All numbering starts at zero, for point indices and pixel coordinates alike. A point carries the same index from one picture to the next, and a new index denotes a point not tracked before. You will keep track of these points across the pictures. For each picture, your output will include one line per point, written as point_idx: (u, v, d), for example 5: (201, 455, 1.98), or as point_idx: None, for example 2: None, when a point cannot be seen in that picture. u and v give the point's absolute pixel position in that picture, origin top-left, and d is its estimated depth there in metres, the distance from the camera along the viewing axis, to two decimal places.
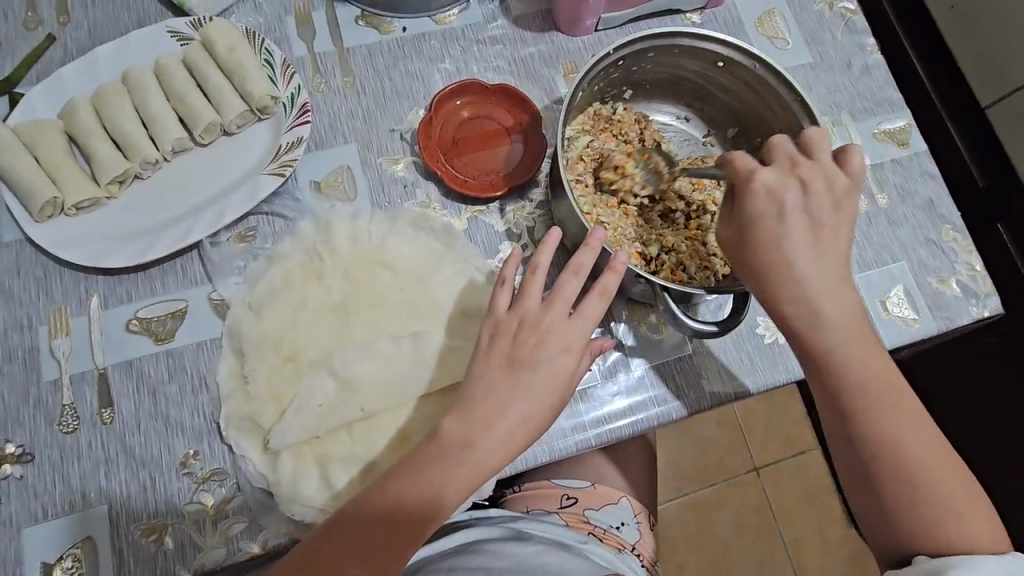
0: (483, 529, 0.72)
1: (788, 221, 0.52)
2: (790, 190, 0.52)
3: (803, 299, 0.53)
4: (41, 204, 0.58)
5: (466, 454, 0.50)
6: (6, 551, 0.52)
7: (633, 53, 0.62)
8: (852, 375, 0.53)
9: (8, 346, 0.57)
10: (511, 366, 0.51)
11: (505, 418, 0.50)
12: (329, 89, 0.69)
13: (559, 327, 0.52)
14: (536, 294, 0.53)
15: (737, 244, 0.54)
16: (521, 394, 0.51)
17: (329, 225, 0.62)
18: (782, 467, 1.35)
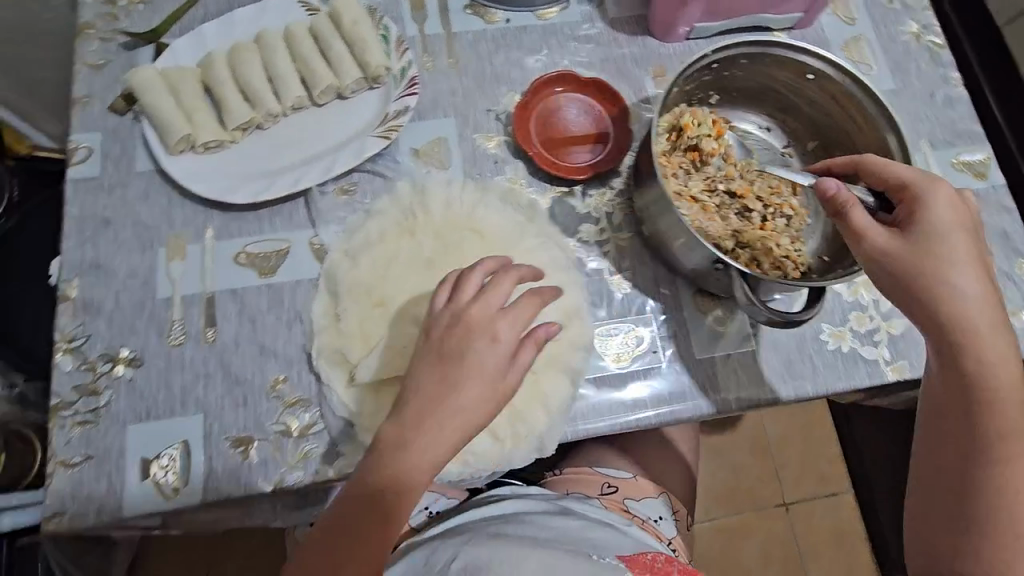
0: (527, 500, 0.77)
1: (953, 242, 0.51)
2: (955, 212, 0.52)
3: (975, 314, 0.51)
4: (176, 139, 0.64)
5: (398, 453, 0.52)
6: (111, 442, 0.57)
7: (727, 58, 0.65)
8: (992, 407, 0.51)
9: (131, 263, 0.63)
10: (441, 354, 0.54)
11: (449, 401, 0.53)
12: (435, 68, 0.74)
13: (479, 318, 0.55)
14: (471, 291, 0.56)
15: (894, 258, 0.52)
16: (454, 385, 0.53)
17: (425, 189, 0.67)
18: (814, 503, 1.33)
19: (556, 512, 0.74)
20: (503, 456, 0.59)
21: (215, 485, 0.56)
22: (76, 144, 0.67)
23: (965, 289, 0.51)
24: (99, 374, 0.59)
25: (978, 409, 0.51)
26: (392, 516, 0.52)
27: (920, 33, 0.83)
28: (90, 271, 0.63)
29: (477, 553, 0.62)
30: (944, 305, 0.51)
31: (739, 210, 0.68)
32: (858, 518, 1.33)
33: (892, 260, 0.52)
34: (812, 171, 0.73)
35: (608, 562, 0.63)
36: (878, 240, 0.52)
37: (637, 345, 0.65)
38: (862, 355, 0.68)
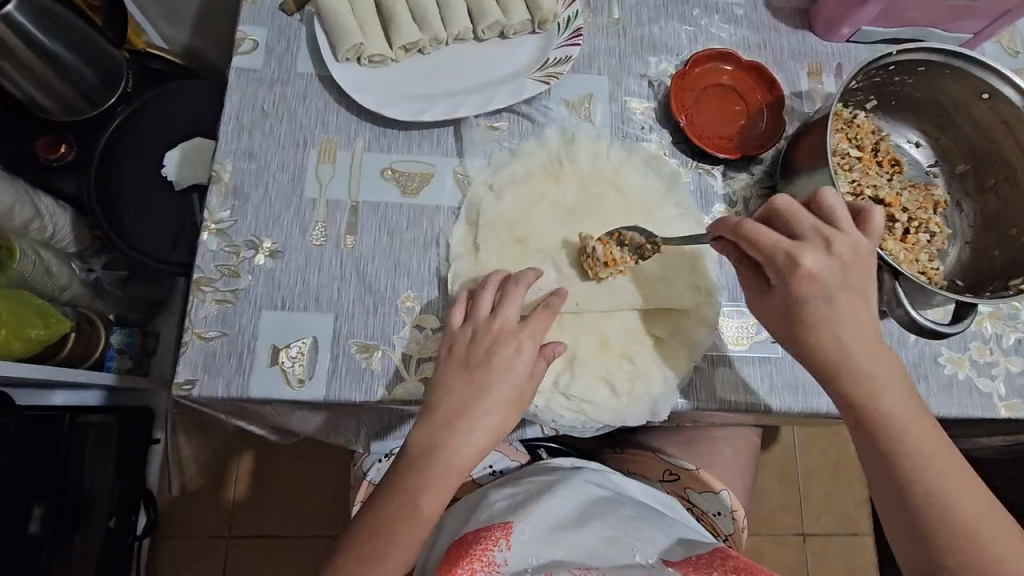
0: (577, 472, 0.73)
1: (839, 298, 0.52)
2: (825, 268, 0.52)
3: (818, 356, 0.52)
4: (347, 46, 0.65)
5: (430, 459, 0.52)
6: (245, 324, 0.58)
7: (907, 62, 0.64)
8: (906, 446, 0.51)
9: (283, 158, 0.64)
10: (467, 367, 0.54)
11: (468, 417, 0.53)
12: (594, 24, 0.74)
13: (508, 328, 0.55)
14: (486, 308, 0.56)
15: (777, 316, 0.54)
16: (482, 390, 0.53)
17: (574, 138, 0.67)
18: (831, 540, 1.32)
19: (604, 494, 0.70)
20: (619, 411, 0.59)
21: (337, 384, 0.57)
22: (244, 35, 0.68)
23: (818, 339, 0.52)
24: (241, 257, 0.60)
25: (880, 430, 0.51)
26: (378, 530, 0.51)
27: None
28: (243, 159, 0.64)
29: (524, 517, 0.62)
30: (834, 356, 0.52)
31: (884, 217, 0.67)
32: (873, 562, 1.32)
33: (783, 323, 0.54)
34: (956, 195, 0.72)
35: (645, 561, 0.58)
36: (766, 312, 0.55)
37: (757, 332, 0.63)
38: (978, 385, 0.66)
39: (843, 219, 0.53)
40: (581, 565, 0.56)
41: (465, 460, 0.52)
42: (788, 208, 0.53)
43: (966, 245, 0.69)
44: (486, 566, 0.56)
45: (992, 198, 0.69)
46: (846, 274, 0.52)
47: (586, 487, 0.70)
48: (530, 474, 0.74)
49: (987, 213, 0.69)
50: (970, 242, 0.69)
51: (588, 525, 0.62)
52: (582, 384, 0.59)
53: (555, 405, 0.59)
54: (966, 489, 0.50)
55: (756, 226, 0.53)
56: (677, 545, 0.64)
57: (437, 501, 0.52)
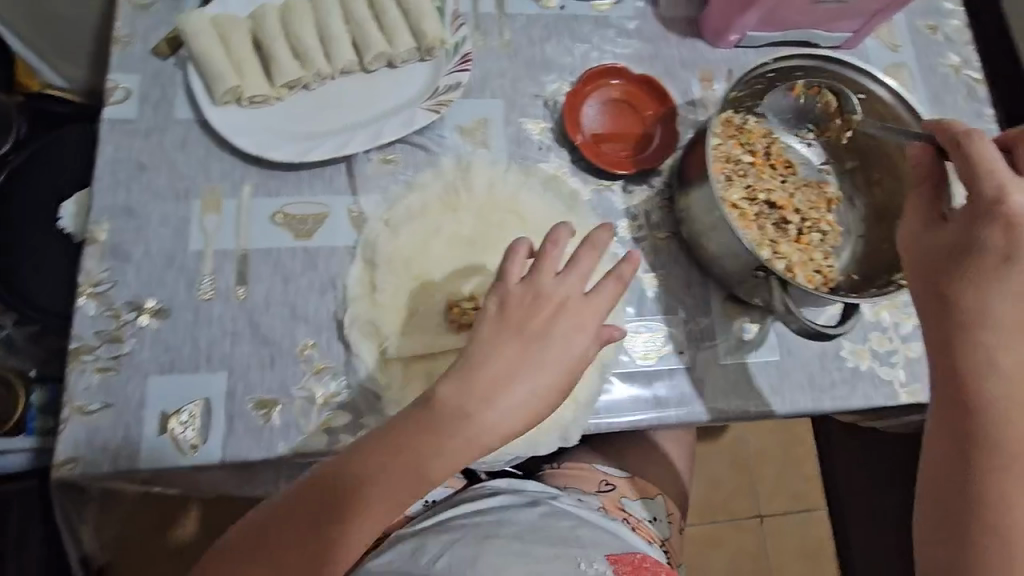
0: (516, 497, 0.72)
1: (1005, 254, 0.47)
2: (1021, 219, 0.47)
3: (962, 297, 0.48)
4: (223, 90, 0.63)
5: (460, 424, 0.47)
6: (131, 392, 0.55)
7: (786, 68, 0.66)
8: (1003, 372, 0.47)
9: (164, 211, 0.61)
10: (520, 329, 0.50)
11: (512, 381, 0.49)
12: (486, 47, 0.74)
13: (573, 302, 0.52)
14: (550, 270, 0.52)
15: (933, 250, 0.51)
16: (528, 368, 0.49)
17: (470, 165, 0.67)
18: (783, 519, 1.35)
19: (539, 517, 0.68)
20: (531, 441, 0.59)
21: (233, 445, 0.55)
22: (114, 83, 0.65)
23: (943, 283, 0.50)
24: (123, 321, 0.57)
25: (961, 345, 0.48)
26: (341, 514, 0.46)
27: (959, 67, 0.85)
28: (122, 216, 0.61)
29: (463, 552, 0.60)
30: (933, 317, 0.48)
31: (777, 222, 0.69)
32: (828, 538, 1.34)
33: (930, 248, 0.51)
34: (849, 191, 0.74)
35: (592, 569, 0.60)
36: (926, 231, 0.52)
37: (665, 343, 0.66)
38: (880, 374, 0.68)
39: (992, 163, 0.48)
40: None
41: (505, 426, 0.48)
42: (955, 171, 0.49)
43: (860, 239, 0.71)
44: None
45: (879, 192, 0.72)
46: None
47: (517, 517, 0.67)
48: (466, 504, 0.72)
49: (877, 207, 0.72)
50: (863, 236, 0.72)
51: (531, 548, 0.61)
52: None
53: None
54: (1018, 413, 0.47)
55: (969, 152, 0.49)
56: (618, 561, 0.64)
57: (395, 496, 0.47)
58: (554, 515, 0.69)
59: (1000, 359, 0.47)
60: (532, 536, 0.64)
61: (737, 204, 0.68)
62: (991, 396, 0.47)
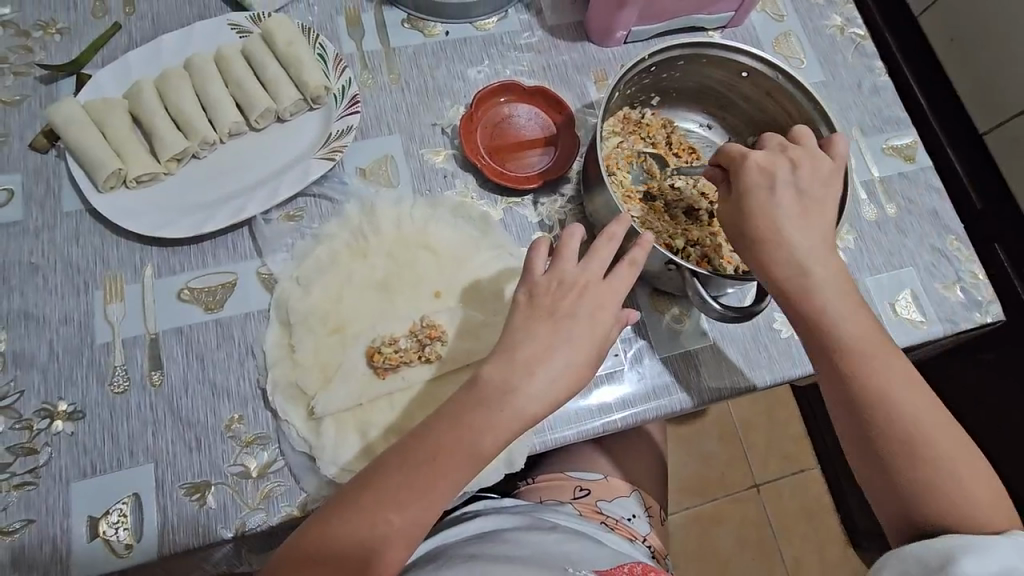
0: (502, 515, 0.72)
1: (781, 192, 0.55)
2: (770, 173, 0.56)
3: (771, 230, 0.54)
4: (106, 175, 0.61)
5: (499, 401, 0.49)
6: (54, 502, 0.53)
7: (665, 61, 0.66)
8: (817, 276, 0.54)
9: (66, 309, 0.60)
10: (551, 313, 0.51)
11: (548, 363, 0.50)
12: (376, 84, 0.73)
13: (597, 285, 0.52)
14: (571, 260, 0.53)
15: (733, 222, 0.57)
16: (568, 343, 0.50)
17: (374, 208, 0.66)
18: (780, 484, 1.31)
19: (513, 535, 0.67)
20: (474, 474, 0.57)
21: (169, 538, 0.53)
22: None
23: (755, 226, 0.55)
24: (36, 431, 0.55)
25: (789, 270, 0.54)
26: (374, 534, 0.47)
27: (843, 26, 0.87)
28: (20, 322, 0.59)
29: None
30: (774, 261, 0.54)
31: (686, 209, 0.69)
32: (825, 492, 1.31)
33: (733, 218, 0.57)
34: None
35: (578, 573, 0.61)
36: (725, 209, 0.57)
37: None
38: None
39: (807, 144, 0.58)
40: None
41: (536, 409, 0.49)
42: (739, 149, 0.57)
43: None
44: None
45: None
46: (802, 185, 0.55)
47: (489, 538, 0.67)
48: (436, 539, 0.69)
49: None
50: None
51: (523, 562, 0.61)
52: None
53: None
54: (846, 293, 0.54)
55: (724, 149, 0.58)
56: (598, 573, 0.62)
57: (416, 508, 0.47)
58: (535, 527, 0.69)
59: (816, 269, 0.54)
60: (519, 554, 0.63)
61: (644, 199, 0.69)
62: (828, 292, 0.54)
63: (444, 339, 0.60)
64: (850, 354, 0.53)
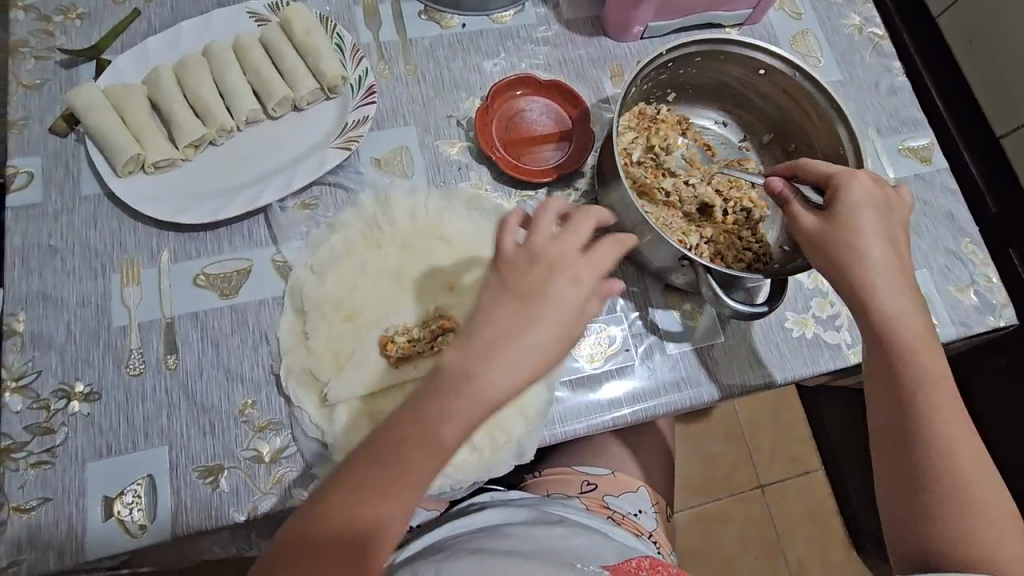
0: (509, 509, 0.72)
1: (870, 217, 0.55)
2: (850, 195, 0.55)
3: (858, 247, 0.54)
4: (125, 160, 0.62)
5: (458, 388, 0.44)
6: (70, 482, 0.54)
7: (683, 56, 0.66)
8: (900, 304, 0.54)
9: (83, 291, 0.60)
10: (517, 294, 0.46)
11: (511, 345, 0.45)
12: (392, 75, 0.73)
13: (572, 259, 0.47)
14: (545, 235, 0.47)
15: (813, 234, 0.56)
16: (533, 325, 0.45)
17: (388, 198, 0.66)
18: (785, 486, 1.31)
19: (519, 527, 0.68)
20: (482, 464, 0.58)
21: (183, 519, 0.54)
22: (15, 169, 0.64)
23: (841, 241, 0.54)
24: (52, 411, 0.56)
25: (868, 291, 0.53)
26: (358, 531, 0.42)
27: (862, 26, 0.86)
28: (38, 303, 0.60)
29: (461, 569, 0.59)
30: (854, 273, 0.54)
31: (700, 206, 0.69)
32: (830, 495, 1.31)
33: (815, 229, 0.55)
34: (769, 164, 0.75)
35: (590, 569, 0.62)
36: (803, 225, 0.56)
37: (610, 343, 0.66)
38: (826, 339, 0.69)
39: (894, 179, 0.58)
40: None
41: None
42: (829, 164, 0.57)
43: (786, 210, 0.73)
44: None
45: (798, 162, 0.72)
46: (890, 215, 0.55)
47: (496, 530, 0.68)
48: (443, 529, 0.70)
49: None
50: None
51: (530, 555, 0.61)
52: None
53: None
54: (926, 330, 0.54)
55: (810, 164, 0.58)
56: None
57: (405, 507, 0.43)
58: (543, 521, 0.69)
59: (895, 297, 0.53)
60: (525, 549, 0.63)
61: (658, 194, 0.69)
62: (905, 320, 0.53)
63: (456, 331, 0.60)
64: (917, 384, 0.52)
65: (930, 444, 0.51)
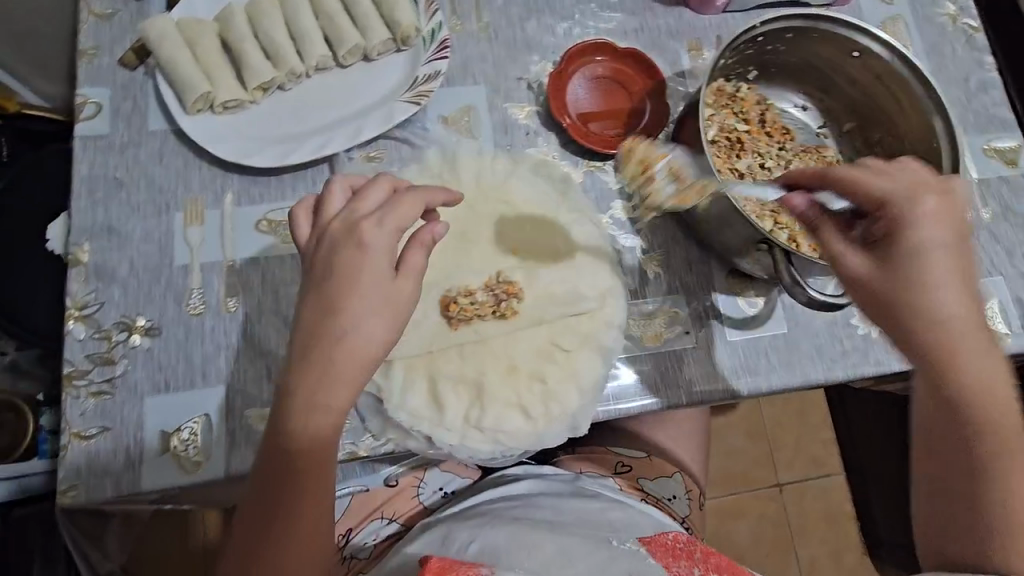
0: (543, 482, 0.72)
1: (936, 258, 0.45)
2: (894, 200, 0.46)
3: (915, 289, 0.45)
4: (195, 97, 0.61)
5: (307, 376, 0.44)
6: (128, 414, 0.54)
7: (773, 32, 0.63)
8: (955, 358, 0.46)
9: (146, 227, 0.60)
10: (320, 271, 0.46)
11: (329, 332, 0.44)
12: (464, 31, 0.71)
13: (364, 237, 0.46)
14: (338, 204, 0.48)
15: (862, 263, 0.47)
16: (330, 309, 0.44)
17: (456, 155, 0.65)
18: (805, 486, 1.29)
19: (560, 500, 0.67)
20: (537, 434, 0.57)
21: (238, 461, 0.54)
22: (84, 99, 0.63)
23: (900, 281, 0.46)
24: (114, 342, 0.56)
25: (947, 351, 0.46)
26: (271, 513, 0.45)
27: (956, 15, 0.81)
28: (102, 235, 0.59)
29: (497, 538, 0.58)
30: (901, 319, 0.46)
31: None
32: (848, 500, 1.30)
33: (885, 271, 0.46)
34: (847, 154, 0.72)
35: (624, 546, 0.58)
36: (850, 264, 0.47)
37: (671, 324, 0.64)
38: (892, 340, 0.66)
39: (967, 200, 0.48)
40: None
41: None
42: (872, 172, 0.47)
43: None
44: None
45: (882, 153, 0.69)
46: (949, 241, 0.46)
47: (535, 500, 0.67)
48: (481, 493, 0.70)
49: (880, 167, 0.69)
50: None
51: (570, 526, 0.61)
52: (494, 415, 0.56)
53: (472, 441, 0.56)
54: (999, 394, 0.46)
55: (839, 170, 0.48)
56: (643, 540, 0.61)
57: (264, 505, 0.45)
58: (582, 496, 0.68)
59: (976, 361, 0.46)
60: (567, 521, 0.62)
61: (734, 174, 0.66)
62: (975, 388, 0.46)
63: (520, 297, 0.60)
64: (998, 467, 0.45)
65: (992, 527, 0.44)
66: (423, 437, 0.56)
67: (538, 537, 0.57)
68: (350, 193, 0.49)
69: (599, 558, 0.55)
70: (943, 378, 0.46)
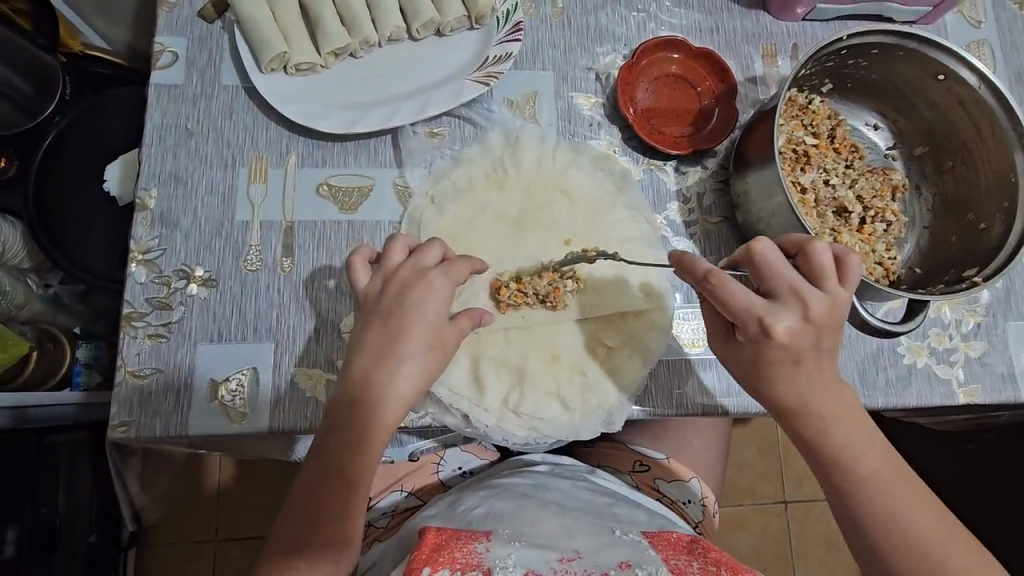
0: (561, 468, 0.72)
1: (808, 358, 0.50)
2: (799, 336, 0.49)
3: (786, 378, 0.50)
4: (271, 57, 0.62)
5: (366, 389, 0.49)
6: (181, 360, 0.56)
7: (858, 46, 0.61)
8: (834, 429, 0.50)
9: (211, 179, 0.61)
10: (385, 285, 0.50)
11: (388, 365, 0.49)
12: (537, 15, 0.70)
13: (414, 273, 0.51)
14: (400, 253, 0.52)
15: (740, 366, 0.53)
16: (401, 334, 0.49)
17: (518, 140, 0.65)
18: (810, 506, 1.28)
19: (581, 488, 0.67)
20: (571, 425, 0.58)
21: (279, 417, 0.55)
22: (162, 47, 0.64)
23: (786, 379, 0.51)
24: (172, 289, 0.58)
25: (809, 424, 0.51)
26: (318, 505, 0.49)
27: None
28: (169, 183, 0.61)
29: (503, 507, 0.59)
30: (789, 399, 0.51)
31: (839, 209, 0.66)
32: None
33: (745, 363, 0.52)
34: (916, 179, 0.70)
35: (625, 537, 0.54)
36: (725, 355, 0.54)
37: None
38: (937, 373, 0.65)
39: (827, 278, 0.50)
40: (565, 555, 0.49)
41: None
42: (767, 266, 0.49)
43: (925, 231, 0.68)
44: (472, 562, 0.47)
45: (953, 182, 0.67)
46: (819, 337, 0.50)
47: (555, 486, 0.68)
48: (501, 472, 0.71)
49: (948, 197, 0.67)
50: (928, 227, 0.68)
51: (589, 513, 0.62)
52: (533, 401, 0.58)
53: (507, 424, 0.57)
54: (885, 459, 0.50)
55: (723, 288, 0.49)
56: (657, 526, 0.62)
57: (306, 494, 0.49)
58: (595, 491, 0.67)
59: (839, 430, 0.50)
60: (574, 506, 0.62)
61: (799, 187, 0.65)
62: (867, 462, 0.49)
63: (572, 286, 0.61)
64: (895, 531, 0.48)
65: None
66: (460, 415, 0.57)
67: (544, 513, 0.57)
68: (411, 250, 0.53)
69: (599, 540, 0.52)
70: (814, 452, 0.51)
